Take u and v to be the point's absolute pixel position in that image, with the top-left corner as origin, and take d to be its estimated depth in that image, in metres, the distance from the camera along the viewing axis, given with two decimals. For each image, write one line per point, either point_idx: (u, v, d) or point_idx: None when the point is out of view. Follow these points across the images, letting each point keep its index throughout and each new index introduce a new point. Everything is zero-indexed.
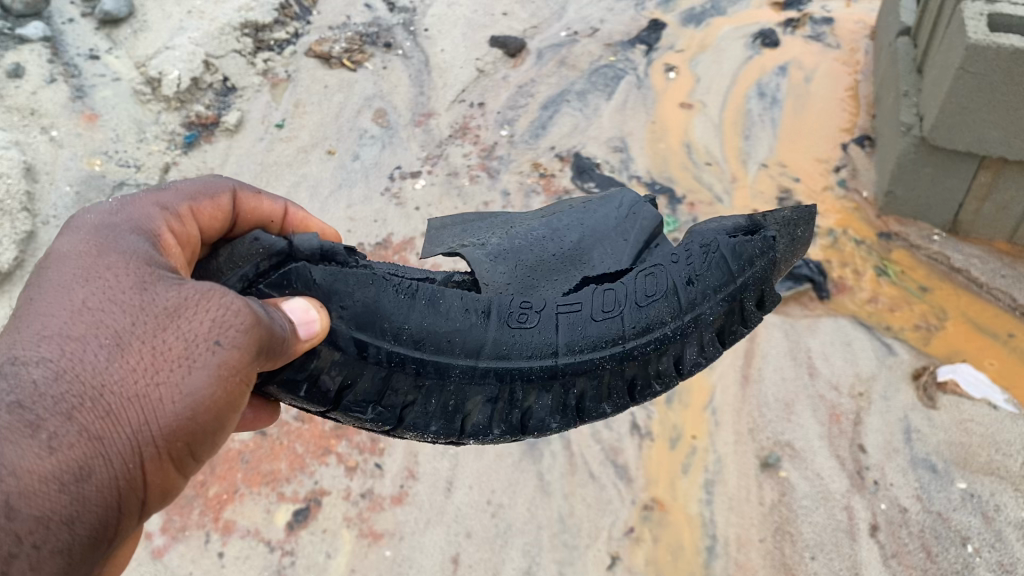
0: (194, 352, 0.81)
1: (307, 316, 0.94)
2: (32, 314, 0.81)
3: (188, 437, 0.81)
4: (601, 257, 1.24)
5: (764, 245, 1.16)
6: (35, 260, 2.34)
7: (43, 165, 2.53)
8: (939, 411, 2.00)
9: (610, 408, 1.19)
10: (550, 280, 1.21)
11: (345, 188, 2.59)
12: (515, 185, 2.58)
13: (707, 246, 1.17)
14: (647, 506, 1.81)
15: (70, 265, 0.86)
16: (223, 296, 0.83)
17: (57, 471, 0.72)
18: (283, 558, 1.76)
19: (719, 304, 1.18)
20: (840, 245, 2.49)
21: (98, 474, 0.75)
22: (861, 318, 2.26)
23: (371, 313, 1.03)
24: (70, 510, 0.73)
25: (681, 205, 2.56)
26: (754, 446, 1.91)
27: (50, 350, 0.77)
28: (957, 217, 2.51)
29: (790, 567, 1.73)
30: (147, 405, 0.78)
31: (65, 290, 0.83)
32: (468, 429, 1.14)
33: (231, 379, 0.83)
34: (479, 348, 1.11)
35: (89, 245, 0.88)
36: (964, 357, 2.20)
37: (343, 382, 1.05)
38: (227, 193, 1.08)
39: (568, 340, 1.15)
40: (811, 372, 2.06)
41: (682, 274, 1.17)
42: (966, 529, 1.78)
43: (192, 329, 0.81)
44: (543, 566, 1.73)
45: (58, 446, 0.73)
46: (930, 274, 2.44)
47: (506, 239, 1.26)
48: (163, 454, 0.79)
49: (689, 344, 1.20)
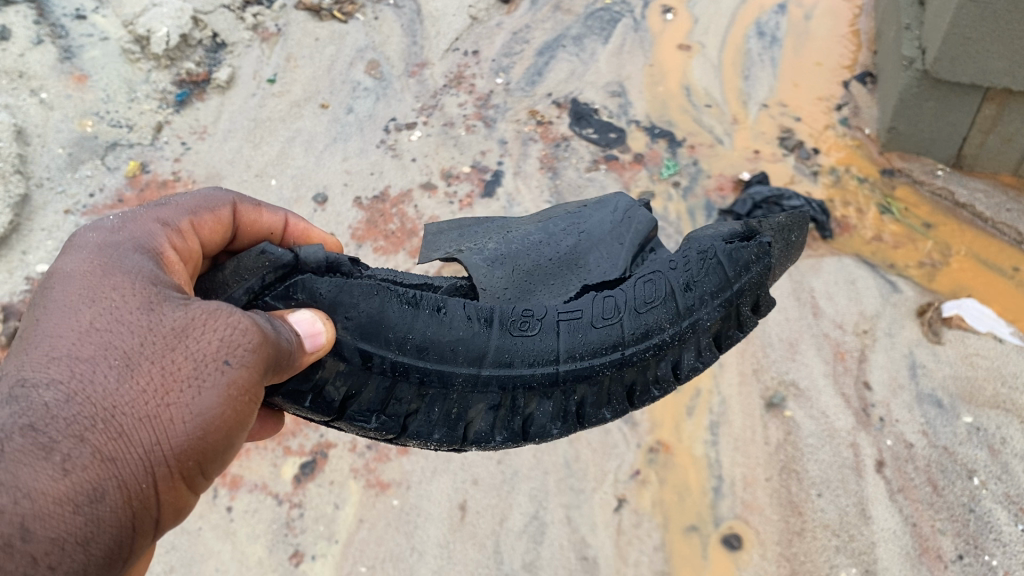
0: (203, 373, 0.80)
1: (313, 329, 0.93)
2: (38, 336, 0.80)
3: (198, 455, 0.80)
4: (597, 261, 1.23)
5: (759, 250, 1.21)
6: (31, 224, 2.33)
7: (33, 128, 2.51)
8: (944, 345, 1.99)
9: (610, 414, 1.22)
10: (546, 285, 1.21)
11: (339, 142, 2.55)
12: (512, 134, 2.55)
13: (705, 252, 1.20)
14: (652, 449, 1.81)
15: (75, 285, 0.84)
16: (229, 316, 0.83)
17: (71, 492, 0.71)
18: (291, 511, 1.76)
19: (717, 309, 1.22)
20: (843, 183, 2.46)
21: (111, 495, 0.74)
22: (864, 256, 2.24)
23: (376, 324, 1.01)
24: (84, 531, 0.72)
25: (682, 147, 2.52)
26: (758, 386, 1.90)
27: (58, 371, 0.76)
28: (961, 152, 2.48)
29: (797, 505, 1.73)
30: (157, 426, 0.77)
31: (71, 312, 0.81)
32: (470, 437, 1.15)
33: (240, 399, 0.82)
34: (481, 357, 1.11)
35: (92, 264, 0.87)
36: (969, 292, 2.18)
37: (347, 392, 1.03)
38: (227, 206, 1.08)
39: (569, 347, 1.15)
40: (815, 312, 2.05)
41: (680, 279, 1.19)
42: (972, 462, 1.78)
43: (200, 348, 0.81)
44: (550, 511, 1.73)
45: (72, 468, 0.72)
46: (934, 210, 2.41)
47: (503, 242, 1.24)
48: (175, 474, 0.79)
49: (687, 349, 1.23)
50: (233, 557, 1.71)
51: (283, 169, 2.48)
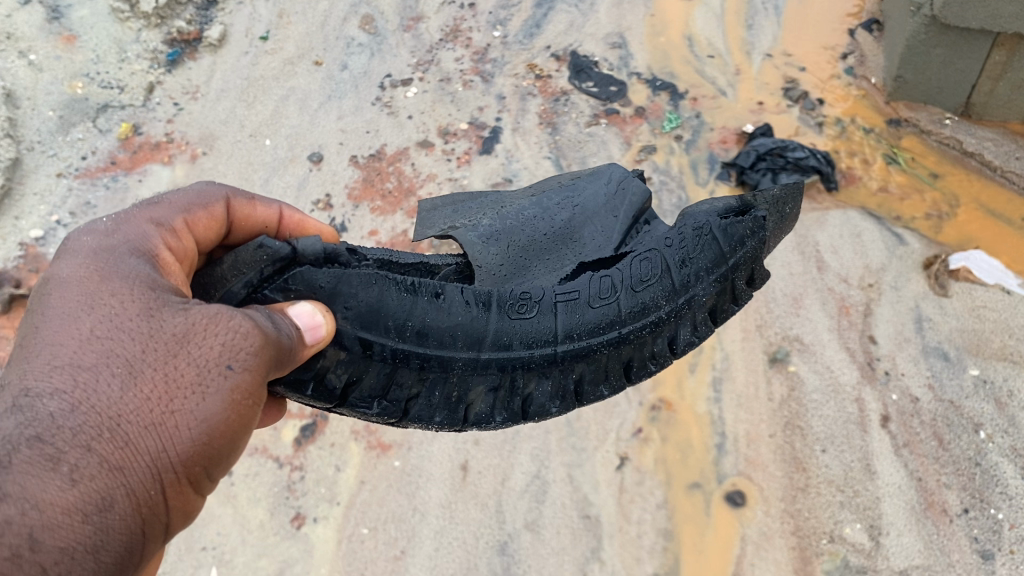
0: (207, 378, 0.78)
1: (313, 321, 0.89)
2: (39, 345, 0.77)
3: (204, 460, 0.78)
4: (592, 235, 1.22)
5: (755, 224, 1.15)
6: (23, 188, 2.31)
7: (23, 91, 2.47)
8: (951, 298, 1.96)
9: (608, 391, 1.20)
10: (542, 261, 1.20)
11: (334, 99, 2.50)
12: (510, 89, 2.50)
13: (700, 229, 1.15)
14: (654, 407, 1.79)
15: (72, 292, 0.81)
16: (231, 320, 0.80)
17: (80, 502, 0.69)
18: (292, 474, 1.75)
19: (712, 284, 1.18)
20: (849, 134, 2.42)
21: (120, 504, 0.72)
22: (870, 208, 2.20)
23: (375, 313, 0.97)
24: (94, 540, 0.70)
25: (684, 99, 2.47)
26: (762, 342, 1.88)
27: (61, 380, 0.74)
28: (970, 99, 2.42)
29: (801, 461, 1.71)
30: (163, 433, 0.75)
31: (70, 320, 0.79)
32: (470, 418, 1.12)
33: (243, 403, 0.80)
34: (480, 341, 1.08)
35: (89, 270, 0.83)
36: (976, 243, 2.14)
37: (348, 379, 0.99)
38: (221, 201, 1.04)
39: (567, 327, 1.13)
40: (819, 267, 2.02)
41: (675, 256, 1.15)
42: (978, 416, 1.77)
43: (202, 355, 0.78)
44: (552, 470, 1.72)
45: (80, 478, 0.70)
46: (941, 160, 2.37)
47: (497, 219, 1.23)
48: (182, 480, 0.77)
49: (683, 324, 1.20)
50: (234, 522, 1.70)
51: (278, 128, 2.43)
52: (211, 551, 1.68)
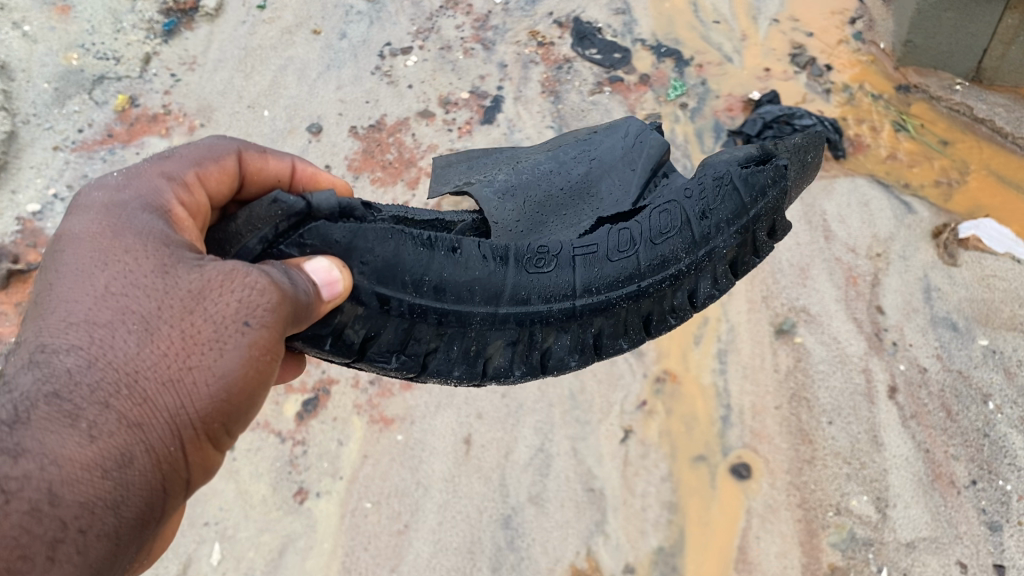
0: (224, 335, 0.75)
1: (330, 277, 0.86)
2: (54, 301, 0.76)
3: (224, 416, 0.76)
4: (609, 188, 1.20)
5: (776, 173, 1.14)
6: (19, 162, 2.29)
7: (17, 63, 2.45)
8: (960, 268, 1.93)
9: (627, 343, 1.19)
10: (559, 216, 1.18)
11: (333, 69, 2.46)
12: (512, 57, 2.46)
13: (720, 178, 1.13)
14: (659, 379, 1.77)
15: (86, 248, 0.79)
16: (247, 275, 0.77)
17: (99, 458, 0.68)
18: (295, 448, 1.74)
19: (733, 237, 1.16)
20: (857, 101, 2.37)
21: (140, 460, 0.71)
22: (878, 176, 2.17)
23: (391, 267, 0.94)
24: (115, 496, 0.69)
25: (689, 66, 2.42)
26: (768, 313, 1.85)
27: (78, 337, 0.72)
28: (981, 64, 2.38)
29: (807, 433, 1.70)
30: (181, 390, 0.73)
31: (85, 275, 0.76)
32: (489, 372, 1.10)
33: (262, 359, 0.78)
34: (498, 295, 1.05)
35: (102, 226, 0.81)
36: (986, 211, 2.10)
37: (366, 334, 0.97)
38: (232, 154, 0.97)
39: (586, 281, 1.11)
40: (826, 237, 1.99)
41: (695, 208, 1.13)
42: (987, 386, 1.75)
43: (219, 310, 0.76)
44: (555, 443, 1.71)
45: (98, 435, 0.69)
46: (951, 126, 2.33)
47: (513, 174, 1.21)
48: (202, 435, 0.75)
49: (703, 277, 1.19)
50: (237, 497, 1.69)
51: (276, 99, 2.40)
52: (214, 526, 1.67)
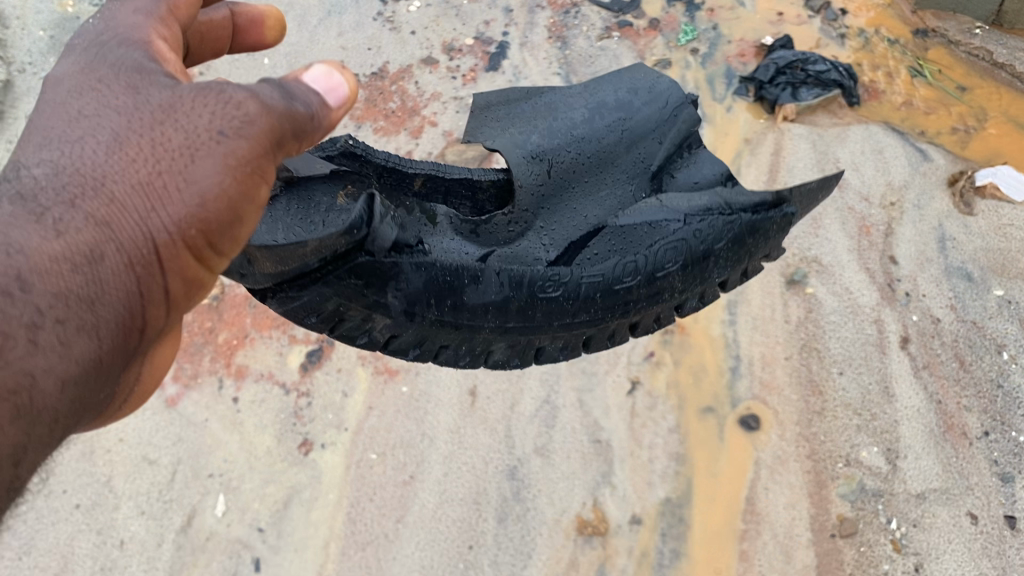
0: (196, 142, 0.65)
1: (331, 82, 0.75)
2: (26, 132, 0.68)
3: (208, 230, 0.66)
4: (639, 168, 0.98)
5: (783, 221, 0.97)
6: (15, 111, 2.24)
7: (11, 10, 2.41)
8: (975, 217, 1.89)
9: (612, 344, 1.05)
10: (590, 197, 0.96)
11: (334, 14, 2.40)
12: (517, 1, 2.39)
13: (728, 215, 0.93)
14: (667, 330, 1.76)
15: (60, 87, 0.71)
16: (222, 90, 0.67)
17: (66, 251, 0.60)
18: (299, 400, 1.73)
19: (727, 270, 0.99)
20: (872, 46, 2.30)
21: (114, 261, 0.62)
22: (893, 123, 2.11)
23: (383, 280, 0.83)
24: (88, 292, 0.61)
25: (700, 10, 2.35)
26: (779, 263, 1.82)
27: (46, 153, 0.65)
28: (1002, 7, 2.31)
29: (817, 384, 1.67)
30: (155, 194, 0.64)
31: (57, 107, 0.69)
32: (486, 363, 1.00)
33: (248, 173, 0.67)
34: (498, 314, 0.91)
35: (79, 66, 0.72)
36: (1004, 159, 2.05)
37: (390, 333, 0.91)
38: (225, 12, 0.95)
39: (582, 308, 0.94)
40: (839, 185, 1.94)
41: (700, 247, 0.93)
42: (1001, 336, 1.73)
43: (193, 121, 0.66)
44: (562, 395, 1.69)
45: (64, 231, 0.61)
46: (969, 72, 2.27)
47: (546, 134, 0.97)
48: (184, 247, 0.66)
49: (692, 296, 1.02)
50: (241, 448, 1.68)
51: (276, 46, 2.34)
52: (218, 477, 1.65)
